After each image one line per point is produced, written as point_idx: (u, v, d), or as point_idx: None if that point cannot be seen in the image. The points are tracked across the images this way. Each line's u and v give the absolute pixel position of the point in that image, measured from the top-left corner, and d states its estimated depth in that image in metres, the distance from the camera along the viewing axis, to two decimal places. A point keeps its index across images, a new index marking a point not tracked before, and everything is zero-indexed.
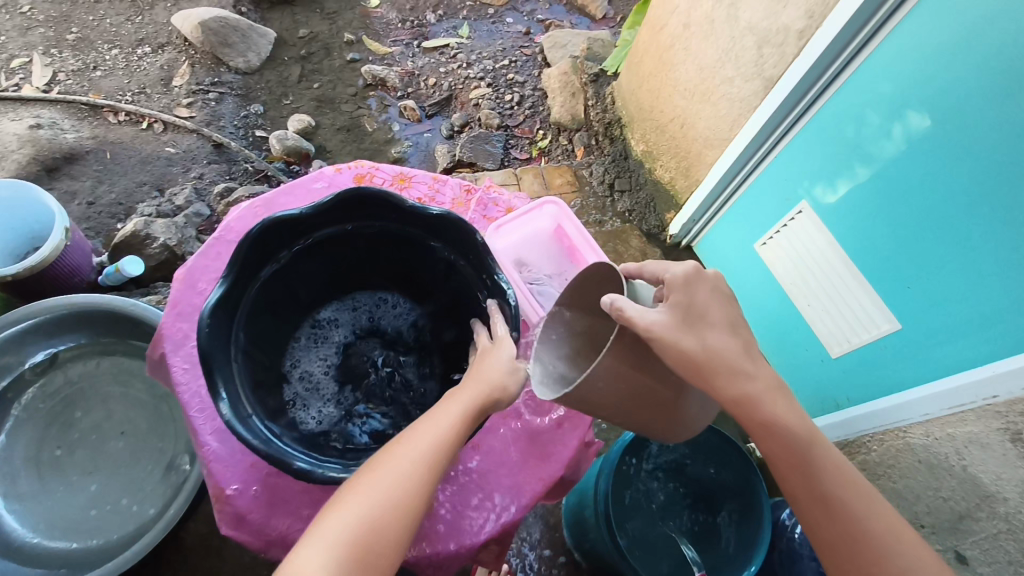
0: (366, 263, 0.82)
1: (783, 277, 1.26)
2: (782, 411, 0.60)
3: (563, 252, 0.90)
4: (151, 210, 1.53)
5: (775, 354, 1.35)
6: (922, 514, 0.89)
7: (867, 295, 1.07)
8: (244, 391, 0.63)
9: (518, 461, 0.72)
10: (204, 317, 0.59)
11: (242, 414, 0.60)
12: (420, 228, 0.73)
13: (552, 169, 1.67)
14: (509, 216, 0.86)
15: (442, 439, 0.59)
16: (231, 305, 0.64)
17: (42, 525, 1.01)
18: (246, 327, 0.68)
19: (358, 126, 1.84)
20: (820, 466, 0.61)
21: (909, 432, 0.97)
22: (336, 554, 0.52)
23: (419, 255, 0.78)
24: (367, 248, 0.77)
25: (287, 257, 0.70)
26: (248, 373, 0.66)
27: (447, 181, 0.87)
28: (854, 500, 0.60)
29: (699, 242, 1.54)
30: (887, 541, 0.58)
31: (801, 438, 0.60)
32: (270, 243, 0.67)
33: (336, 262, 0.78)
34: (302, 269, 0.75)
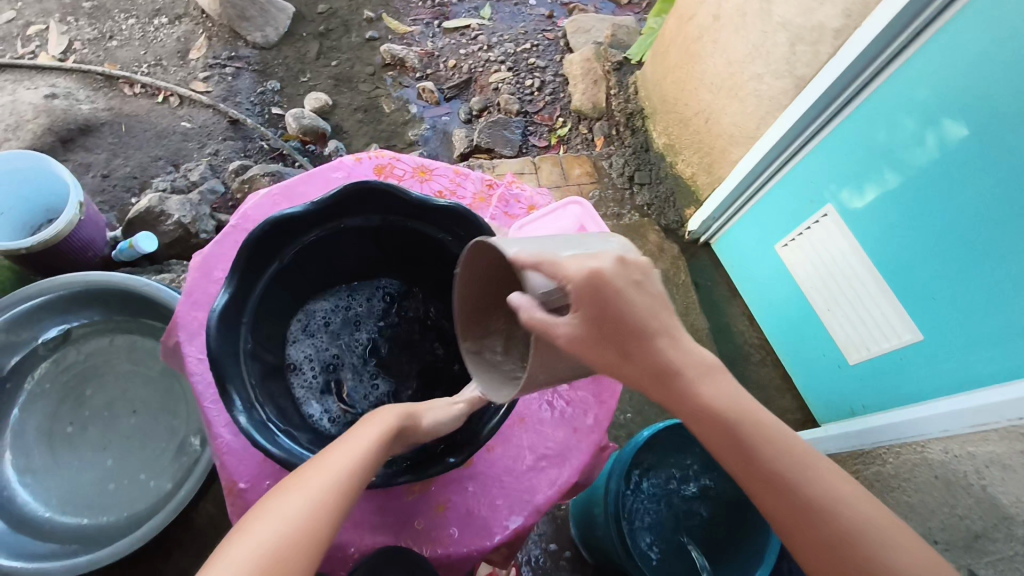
0: (384, 260, 0.76)
1: (804, 279, 1.25)
2: (710, 393, 0.54)
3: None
4: (165, 186, 1.54)
5: (789, 354, 1.38)
6: (937, 530, 0.88)
7: (891, 308, 1.08)
8: (247, 324, 0.59)
9: (533, 466, 0.70)
10: (270, 218, 0.58)
11: (231, 336, 0.57)
12: (462, 242, 0.66)
13: (571, 158, 1.62)
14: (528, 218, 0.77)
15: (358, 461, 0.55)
16: (290, 237, 0.61)
17: (54, 501, 1.01)
18: (273, 286, 0.63)
19: (376, 107, 1.81)
20: (759, 439, 0.55)
21: (927, 447, 0.94)
22: None
23: (442, 263, 0.72)
24: (409, 249, 0.72)
25: (308, 245, 0.64)
26: (261, 319, 0.62)
27: (469, 174, 0.82)
28: (793, 464, 0.55)
29: (719, 240, 1.50)
30: (827, 504, 0.54)
31: (727, 413, 0.55)
32: (321, 216, 0.62)
33: (358, 256, 0.72)
34: (341, 254, 0.70)
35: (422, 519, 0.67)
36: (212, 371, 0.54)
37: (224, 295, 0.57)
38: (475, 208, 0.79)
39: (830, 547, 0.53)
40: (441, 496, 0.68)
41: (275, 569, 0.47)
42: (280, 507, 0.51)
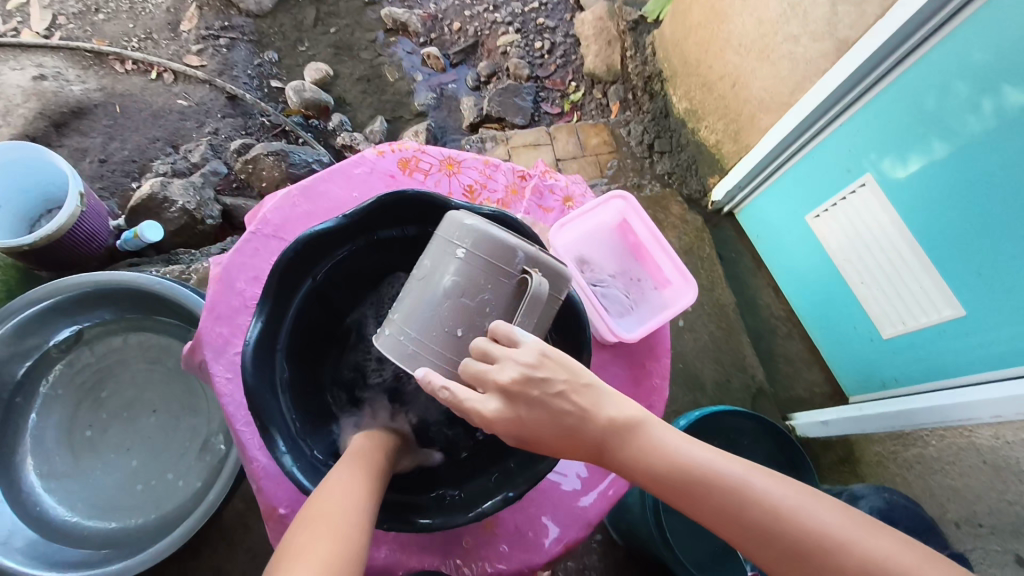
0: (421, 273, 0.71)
1: (837, 252, 1.20)
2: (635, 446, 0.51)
3: (625, 251, 0.76)
4: (166, 169, 1.48)
5: (817, 326, 1.35)
6: (984, 514, 0.87)
7: (933, 282, 1.04)
8: (282, 351, 0.57)
9: (581, 476, 0.69)
10: (300, 239, 0.54)
11: (266, 365, 0.54)
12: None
13: (588, 127, 1.55)
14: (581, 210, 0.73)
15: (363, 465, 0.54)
16: (321, 254, 0.57)
17: (80, 505, 0.99)
18: (305, 309, 0.59)
19: (379, 77, 1.73)
20: (688, 476, 0.50)
21: (977, 432, 0.89)
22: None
23: None
24: None
25: (339, 262, 0.60)
26: (296, 340, 0.59)
27: (499, 164, 0.76)
28: (732, 482, 0.49)
29: (743, 210, 1.45)
30: (779, 515, 0.48)
31: (649, 456, 0.51)
32: (351, 231, 0.58)
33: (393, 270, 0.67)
34: (373, 273, 0.66)
35: (470, 537, 0.66)
36: (249, 407, 0.51)
37: (256, 324, 0.54)
38: (509, 203, 0.74)
39: (797, 565, 0.47)
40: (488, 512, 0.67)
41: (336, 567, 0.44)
42: (300, 549, 0.45)
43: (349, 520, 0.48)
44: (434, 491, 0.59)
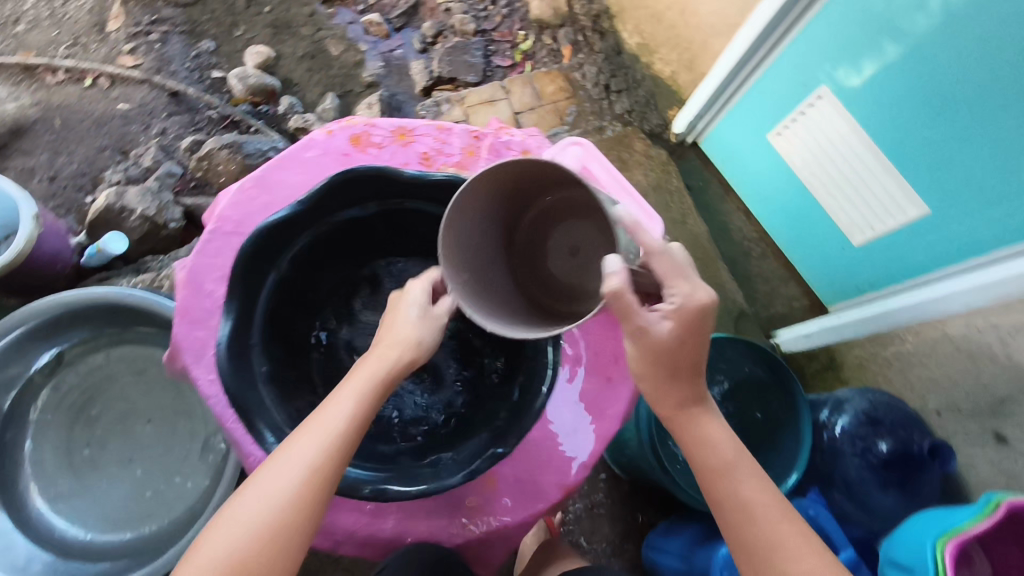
0: (390, 246, 0.71)
1: (801, 167, 1.21)
2: (705, 428, 0.68)
3: None
4: (119, 177, 1.45)
5: (788, 243, 1.37)
6: (962, 400, 0.92)
7: (897, 185, 1.05)
8: (257, 347, 0.58)
9: (573, 422, 0.70)
10: (258, 230, 0.54)
11: (242, 364, 0.56)
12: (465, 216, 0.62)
13: (542, 75, 1.52)
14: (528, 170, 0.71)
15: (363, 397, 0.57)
16: (282, 246, 0.58)
17: (92, 521, 1.00)
18: (277, 300, 0.60)
19: (323, 52, 1.68)
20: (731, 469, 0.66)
21: (948, 324, 0.92)
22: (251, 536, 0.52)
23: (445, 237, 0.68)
24: (411, 229, 0.67)
25: (304, 251, 0.60)
26: (270, 335, 0.60)
27: (452, 127, 0.75)
28: (756, 505, 0.64)
29: (706, 137, 1.44)
30: (771, 539, 0.62)
31: (712, 463, 0.67)
32: (314, 216, 0.58)
33: (360, 246, 0.68)
34: (339, 252, 0.66)
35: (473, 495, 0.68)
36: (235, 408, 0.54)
37: (226, 323, 0.55)
38: (466, 165, 0.73)
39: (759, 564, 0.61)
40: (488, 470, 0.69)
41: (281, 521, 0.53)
42: (261, 489, 0.53)
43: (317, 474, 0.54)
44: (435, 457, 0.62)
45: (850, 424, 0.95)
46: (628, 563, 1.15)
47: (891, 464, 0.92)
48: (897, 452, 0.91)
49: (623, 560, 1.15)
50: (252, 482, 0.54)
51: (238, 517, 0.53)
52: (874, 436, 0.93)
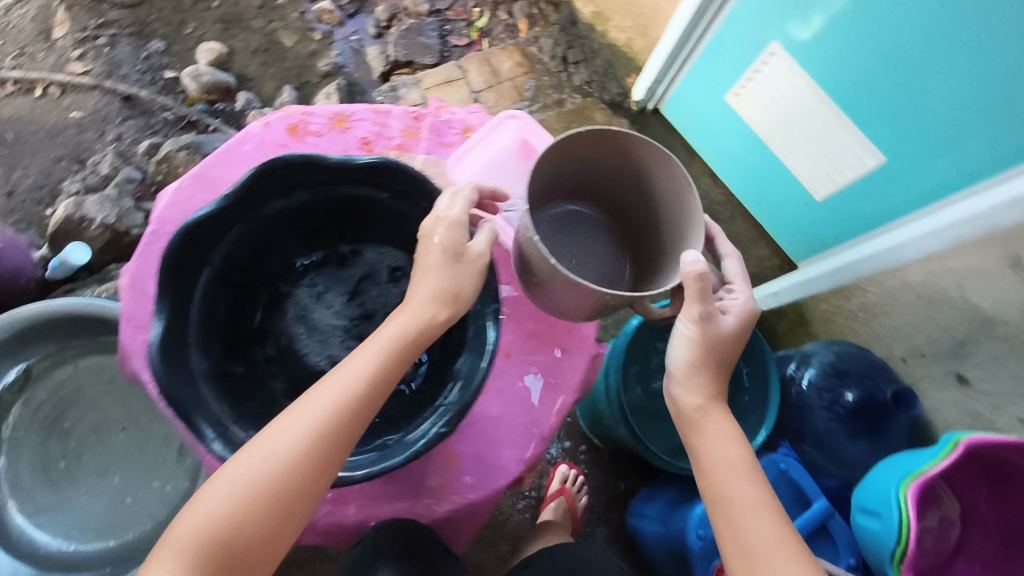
0: (328, 234, 0.73)
1: (761, 126, 1.21)
2: (714, 425, 0.68)
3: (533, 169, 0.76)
4: (78, 187, 1.43)
5: (755, 203, 1.37)
6: (924, 344, 0.93)
7: (855, 136, 1.06)
8: (195, 344, 0.58)
9: (531, 395, 0.72)
10: (185, 225, 0.55)
11: (179, 364, 0.55)
12: (399, 196, 0.65)
13: (498, 52, 1.50)
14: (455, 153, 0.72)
15: (380, 361, 0.59)
16: (215, 239, 0.58)
17: (73, 532, 1.00)
18: (213, 296, 0.61)
19: (276, 44, 1.65)
20: (738, 469, 0.65)
21: (904, 273, 0.92)
22: (254, 485, 0.55)
23: (377, 219, 0.70)
24: (345, 214, 0.69)
25: (237, 243, 0.61)
26: (208, 333, 0.60)
27: (390, 110, 0.74)
28: (757, 508, 0.63)
29: (666, 103, 1.43)
30: (768, 547, 0.60)
31: (709, 451, 0.67)
32: (244, 207, 0.59)
33: (297, 236, 0.70)
34: (276, 241, 0.67)
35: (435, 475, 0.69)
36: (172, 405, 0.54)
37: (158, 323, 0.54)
38: (408, 147, 0.73)
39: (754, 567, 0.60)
40: (450, 449, 0.69)
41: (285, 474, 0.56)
42: (272, 437, 0.56)
43: (325, 433, 0.56)
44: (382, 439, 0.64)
45: (816, 377, 0.96)
46: (613, 529, 1.17)
47: (857, 412, 0.93)
48: (863, 399, 0.92)
49: (607, 527, 1.17)
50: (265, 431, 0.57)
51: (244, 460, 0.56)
52: (840, 386, 0.94)
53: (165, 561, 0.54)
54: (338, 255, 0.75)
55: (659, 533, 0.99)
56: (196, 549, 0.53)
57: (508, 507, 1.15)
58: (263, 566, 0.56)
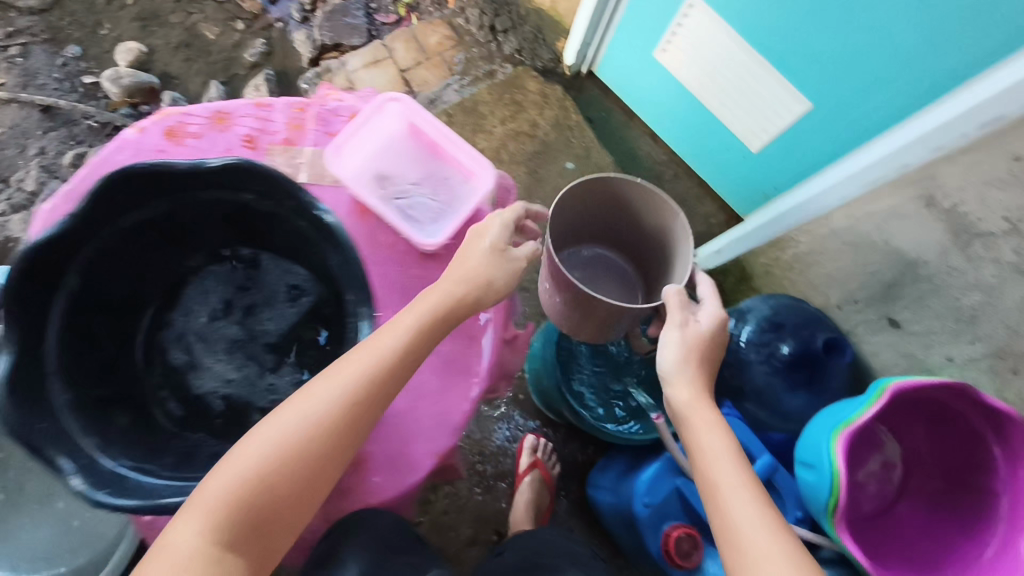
0: (211, 239, 0.75)
1: (691, 80, 1.18)
2: (696, 421, 0.68)
3: (422, 151, 0.76)
4: (4, 207, 1.39)
5: (698, 158, 1.34)
6: (856, 291, 0.92)
7: (779, 84, 1.03)
8: (55, 374, 0.59)
9: (440, 386, 0.75)
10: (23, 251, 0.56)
11: (33, 400, 0.56)
12: (263, 198, 0.64)
13: (425, 26, 1.45)
14: (346, 129, 0.72)
15: (416, 331, 0.63)
16: (65, 259, 0.60)
17: (20, 563, 0.96)
18: (71, 316, 0.62)
19: (198, 38, 1.59)
20: (726, 454, 0.65)
21: (830, 220, 0.91)
22: (295, 443, 0.57)
23: (248, 220, 0.70)
24: (215, 216, 0.70)
25: (94, 258, 0.63)
26: (71, 358, 0.62)
27: (273, 104, 0.72)
28: (748, 492, 0.61)
29: (599, 64, 1.38)
30: (762, 528, 0.59)
31: (700, 446, 0.66)
32: (93, 222, 0.60)
33: (173, 241, 0.71)
34: (147, 248, 0.69)
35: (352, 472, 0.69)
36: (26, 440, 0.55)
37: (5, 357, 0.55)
38: (294, 140, 0.72)
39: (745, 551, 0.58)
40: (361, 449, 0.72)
41: (328, 433, 0.58)
42: (305, 403, 0.58)
43: (366, 392, 0.59)
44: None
45: (753, 333, 0.95)
46: (575, 501, 1.18)
47: (794, 364, 0.92)
48: (798, 353, 0.92)
49: (567, 500, 1.17)
50: (304, 391, 0.59)
51: (274, 424, 0.58)
52: (776, 339, 0.94)
53: (189, 519, 0.53)
54: (244, 259, 0.78)
55: (609, 501, 1.00)
56: (236, 500, 0.54)
57: (465, 491, 1.16)
58: (287, 528, 0.57)
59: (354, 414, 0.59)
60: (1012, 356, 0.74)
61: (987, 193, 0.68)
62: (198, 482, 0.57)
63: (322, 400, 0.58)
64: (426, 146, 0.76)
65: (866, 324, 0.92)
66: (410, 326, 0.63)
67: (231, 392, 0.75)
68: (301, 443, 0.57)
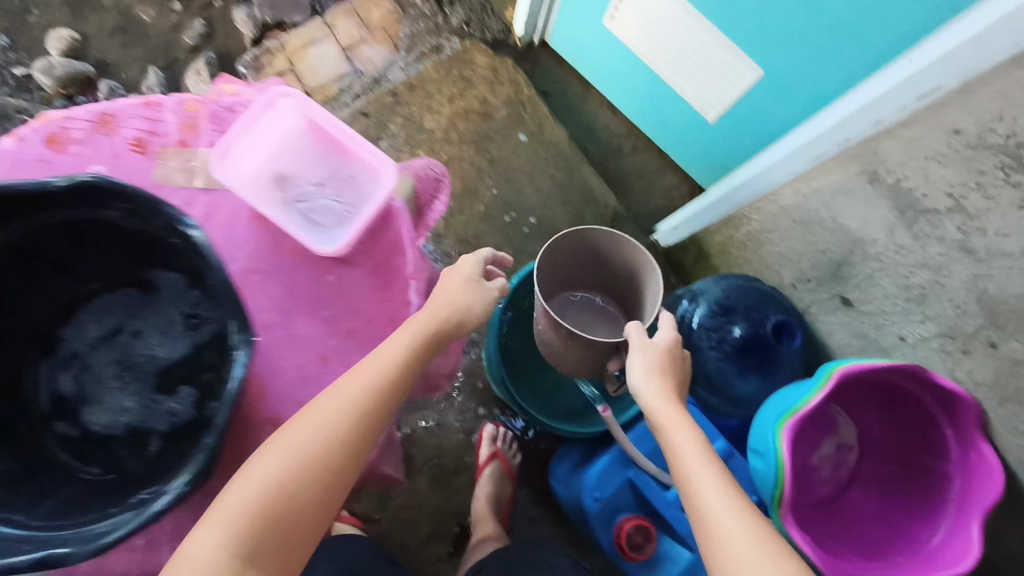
0: (98, 257, 0.63)
1: (641, 49, 1.11)
2: (665, 415, 0.64)
3: (323, 147, 0.69)
4: None
5: (656, 130, 1.29)
6: (808, 268, 0.88)
7: (729, 52, 0.96)
8: None
9: None
10: None
11: None
12: (130, 215, 0.52)
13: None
14: (230, 136, 0.63)
15: (423, 338, 0.61)
16: None
17: None
18: None
19: (132, 21, 1.51)
20: (692, 450, 0.61)
21: (779, 196, 0.88)
22: (312, 452, 0.53)
23: (130, 240, 0.58)
24: (91, 233, 0.58)
25: None
26: None
27: (163, 101, 0.65)
28: (721, 487, 0.58)
29: (551, 34, 1.32)
30: (736, 522, 0.55)
31: (673, 446, 0.62)
32: None
33: (48, 260, 0.60)
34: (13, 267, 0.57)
35: None
36: None
37: None
38: (188, 141, 0.64)
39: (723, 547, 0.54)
40: None
41: (346, 441, 0.54)
42: (319, 410, 0.54)
43: (381, 399, 0.56)
44: (139, 494, 0.49)
45: (705, 317, 0.92)
46: (536, 489, 1.17)
47: (746, 349, 0.89)
48: (749, 336, 0.88)
49: (528, 488, 1.16)
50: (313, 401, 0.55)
51: (293, 433, 0.53)
52: (728, 323, 0.90)
53: (210, 529, 0.49)
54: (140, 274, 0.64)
55: (563, 493, 0.99)
56: (255, 512, 0.50)
57: (425, 486, 1.14)
58: (306, 541, 0.53)
59: (371, 420, 0.56)
60: (962, 335, 0.70)
61: (930, 167, 0.64)
62: (61, 535, 0.47)
63: (334, 410, 0.54)
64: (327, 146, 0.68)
65: (818, 302, 0.89)
66: (415, 333, 0.60)
67: (130, 420, 0.62)
68: (318, 452, 0.53)
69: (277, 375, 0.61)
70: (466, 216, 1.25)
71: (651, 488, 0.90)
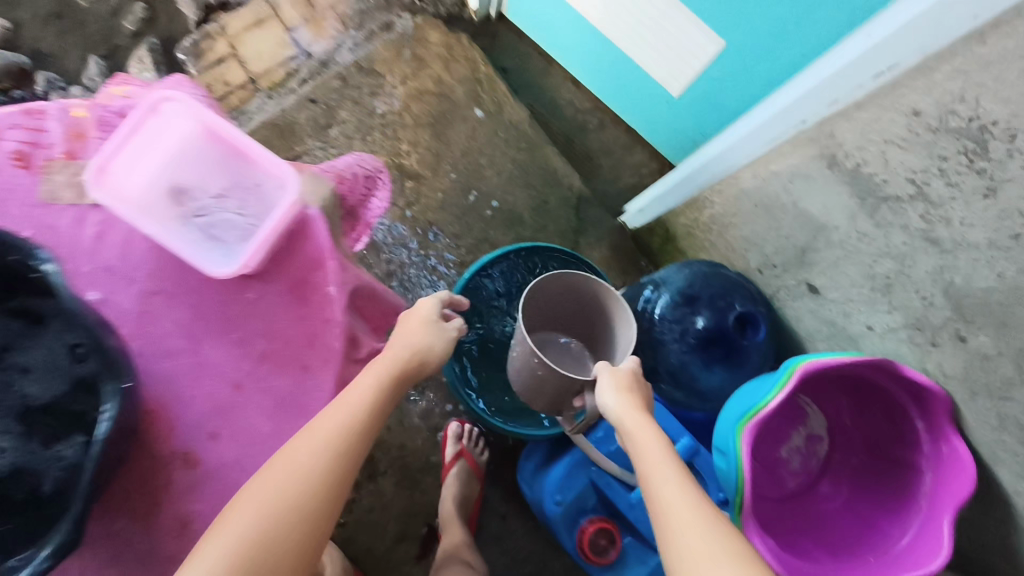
0: None
1: (598, 20, 1.03)
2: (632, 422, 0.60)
3: (222, 156, 0.59)
4: None
5: (622, 105, 1.22)
6: (773, 255, 0.83)
7: (687, 21, 0.88)
8: None
9: (271, 431, 0.59)
10: None
11: None
12: None
13: None
14: (112, 142, 0.54)
15: (392, 378, 0.61)
16: None
17: None
18: None
19: None
20: (658, 459, 0.57)
21: (738, 178, 0.84)
22: (292, 496, 0.50)
23: None
24: None
25: None
26: None
27: (46, 107, 0.58)
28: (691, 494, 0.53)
29: (507, 6, 1.24)
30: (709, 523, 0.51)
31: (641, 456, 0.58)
32: None
33: None
34: None
35: None
36: None
37: None
38: (77, 152, 0.58)
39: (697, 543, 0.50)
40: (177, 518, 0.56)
41: (326, 483, 0.52)
42: (297, 450, 0.52)
43: (355, 438, 0.55)
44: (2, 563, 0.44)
45: (667, 307, 0.87)
46: (505, 485, 1.14)
47: (708, 341, 0.85)
48: (712, 328, 0.84)
49: (497, 484, 1.13)
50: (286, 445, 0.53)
51: (269, 480, 0.50)
52: (690, 314, 0.86)
53: None
54: None
55: (528, 494, 0.96)
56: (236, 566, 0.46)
57: (389, 487, 1.11)
58: None
59: (346, 461, 0.54)
60: (930, 327, 0.65)
61: (889, 151, 0.60)
62: None
63: (312, 449, 0.52)
64: (227, 151, 0.59)
65: (782, 290, 0.85)
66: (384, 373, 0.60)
67: None
68: (296, 496, 0.50)
69: (187, 405, 0.58)
70: (424, 203, 1.19)
71: (614, 490, 0.86)
